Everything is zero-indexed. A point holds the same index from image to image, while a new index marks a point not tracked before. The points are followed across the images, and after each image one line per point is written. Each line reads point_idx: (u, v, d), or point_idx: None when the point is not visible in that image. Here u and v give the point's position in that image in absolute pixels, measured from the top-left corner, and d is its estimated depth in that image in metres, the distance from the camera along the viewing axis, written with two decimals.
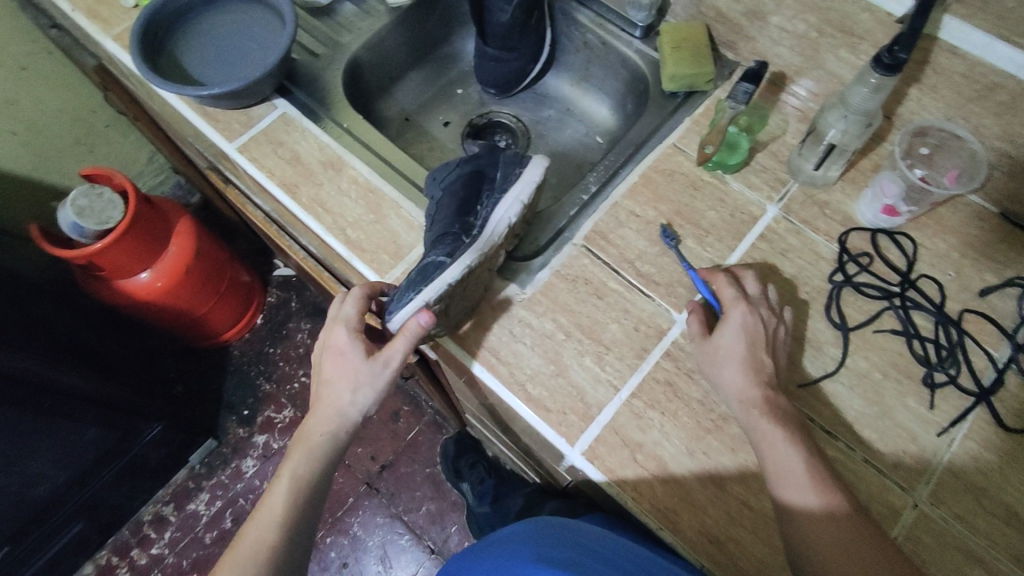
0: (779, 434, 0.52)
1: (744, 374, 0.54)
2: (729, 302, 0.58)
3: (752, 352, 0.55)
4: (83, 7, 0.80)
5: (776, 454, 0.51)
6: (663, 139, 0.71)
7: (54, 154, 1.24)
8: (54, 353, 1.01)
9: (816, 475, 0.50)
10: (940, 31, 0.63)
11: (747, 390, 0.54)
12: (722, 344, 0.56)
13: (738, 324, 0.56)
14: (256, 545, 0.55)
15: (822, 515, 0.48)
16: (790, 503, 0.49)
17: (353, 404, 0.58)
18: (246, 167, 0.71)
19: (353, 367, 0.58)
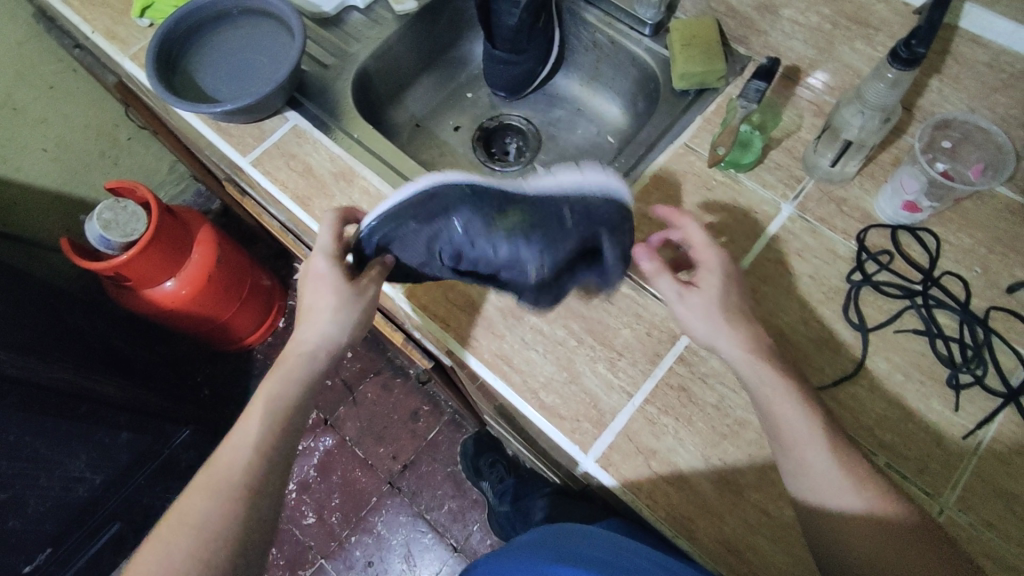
0: (789, 394, 0.51)
1: (739, 325, 0.55)
2: (701, 245, 0.58)
3: (740, 302, 0.57)
4: (100, 28, 0.81)
5: (786, 417, 0.51)
6: (675, 138, 0.70)
7: (81, 168, 1.27)
8: (85, 363, 1.05)
9: (832, 442, 0.50)
10: (961, 21, 0.56)
11: (748, 338, 0.54)
12: (708, 287, 0.56)
13: (718, 262, 0.57)
14: (229, 466, 0.51)
15: (847, 487, 0.48)
16: (807, 469, 0.49)
17: (331, 325, 0.57)
18: (260, 180, 0.72)
19: (321, 283, 0.58)
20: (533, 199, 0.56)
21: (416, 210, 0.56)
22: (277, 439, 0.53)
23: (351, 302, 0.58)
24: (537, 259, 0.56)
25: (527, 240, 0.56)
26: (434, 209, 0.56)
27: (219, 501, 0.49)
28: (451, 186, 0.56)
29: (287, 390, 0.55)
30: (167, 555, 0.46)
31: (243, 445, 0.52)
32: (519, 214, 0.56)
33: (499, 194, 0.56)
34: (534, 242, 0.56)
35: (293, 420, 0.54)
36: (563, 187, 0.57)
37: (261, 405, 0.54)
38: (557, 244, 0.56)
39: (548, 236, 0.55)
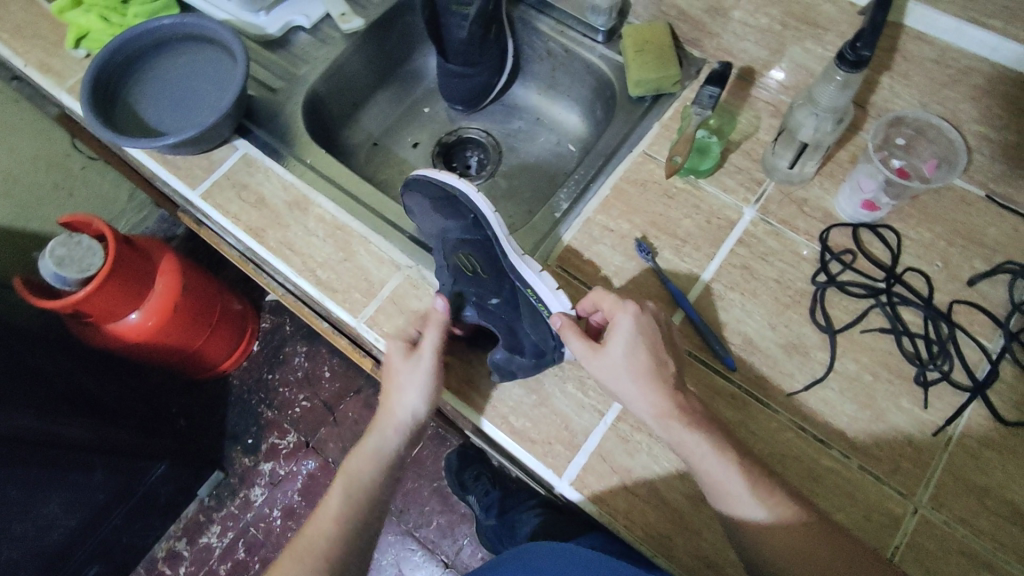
0: (708, 447, 0.51)
1: (650, 387, 0.52)
2: (614, 309, 0.55)
3: (655, 359, 0.53)
4: (34, 62, 0.78)
5: (709, 471, 0.50)
6: (633, 147, 0.69)
7: (33, 203, 1.23)
8: (52, 405, 1.01)
9: (757, 487, 0.50)
10: (906, 19, 0.58)
11: (659, 402, 0.52)
12: (616, 355, 0.53)
13: (630, 329, 0.54)
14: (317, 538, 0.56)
15: (752, 503, 0.49)
16: (734, 514, 0.50)
17: (402, 403, 0.58)
18: (210, 213, 0.69)
19: (408, 367, 0.57)
20: (497, 267, 0.63)
21: (439, 198, 0.66)
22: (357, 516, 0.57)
23: (418, 375, 0.57)
24: (451, 300, 0.60)
25: (460, 281, 0.61)
26: (452, 206, 0.66)
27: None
28: (471, 206, 0.66)
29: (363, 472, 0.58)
30: None
31: (327, 517, 0.57)
32: (477, 265, 0.63)
33: (485, 243, 0.64)
34: (460, 286, 0.61)
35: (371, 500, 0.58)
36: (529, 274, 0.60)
37: (339, 490, 0.58)
38: (471, 303, 0.60)
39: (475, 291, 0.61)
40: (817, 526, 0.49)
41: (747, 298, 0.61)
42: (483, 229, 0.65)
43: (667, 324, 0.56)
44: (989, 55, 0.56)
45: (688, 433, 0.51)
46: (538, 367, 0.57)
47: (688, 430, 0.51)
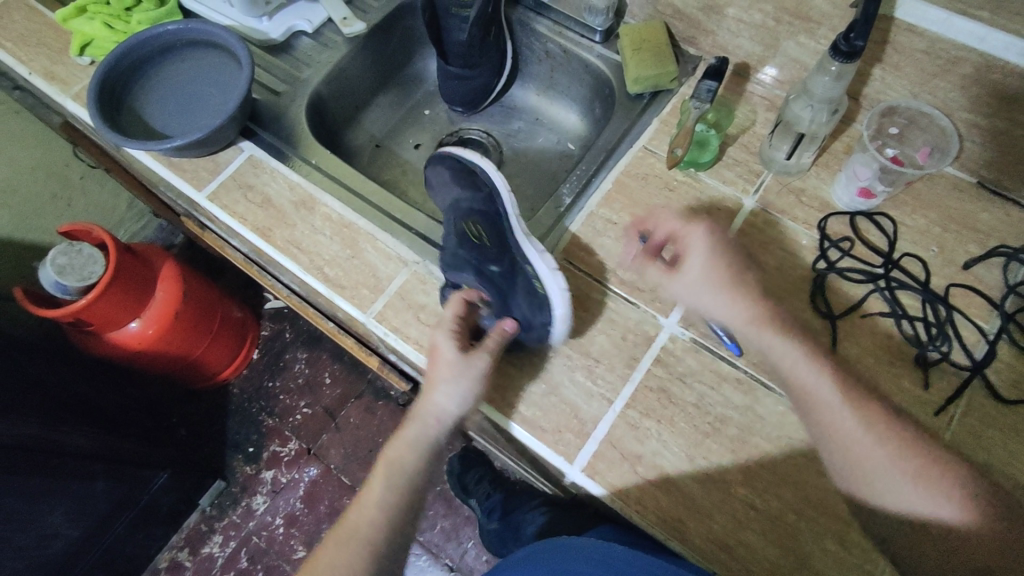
0: (798, 353, 0.53)
1: (733, 298, 0.56)
2: (680, 230, 0.59)
3: (730, 270, 0.57)
4: (39, 69, 0.78)
5: (799, 378, 0.53)
6: (633, 142, 0.71)
7: (32, 213, 1.23)
8: (52, 415, 1.00)
9: (846, 390, 0.52)
10: (896, 11, 0.58)
11: (745, 308, 0.56)
12: (693, 271, 0.58)
13: (702, 245, 0.58)
14: (360, 525, 0.56)
15: (844, 409, 0.51)
16: (823, 418, 0.52)
17: (445, 401, 0.56)
18: (217, 214, 0.70)
19: (459, 368, 0.56)
20: (502, 241, 0.65)
21: (461, 172, 0.71)
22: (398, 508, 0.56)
23: (467, 376, 0.56)
24: (451, 259, 0.62)
25: (463, 243, 0.64)
26: (470, 180, 0.70)
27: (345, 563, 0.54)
28: (487, 182, 0.70)
29: (405, 460, 0.57)
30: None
31: (368, 507, 0.56)
32: (483, 233, 0.66)
33: (495, 218, 0.67)
34: (463, 249, 0.63)
35: (412, 487, 0.57)
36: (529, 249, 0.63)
37: (381, 479, 0.57)
38: (469, 264, 0.62)
39: (475, 256, 0.62)
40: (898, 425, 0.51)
41: (749, 285, 0.62)
42: (495, 205, 0.68)
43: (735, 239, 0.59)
44: (975, 44, 0.56)
45: (779, 342, 0.54)
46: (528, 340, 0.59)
47: (775, 335, 0.54)
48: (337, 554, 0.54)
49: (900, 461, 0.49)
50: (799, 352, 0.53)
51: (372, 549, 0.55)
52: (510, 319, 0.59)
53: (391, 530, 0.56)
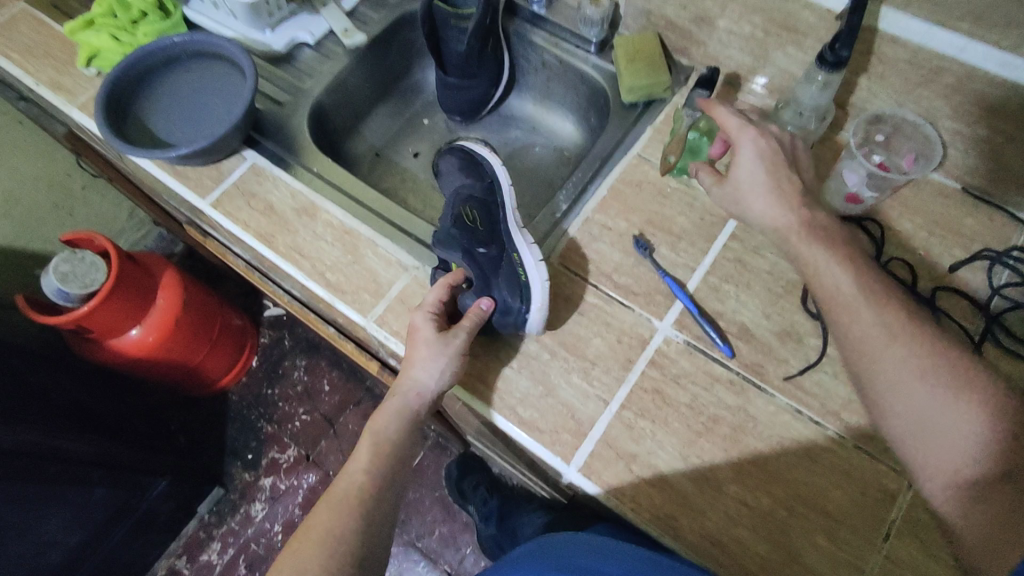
0: (826, 256, 0.53)
1: (775, 202, 0.55)
2: (737, 131, 0.58)
3: (776, 176, 0.56)
4: (46, 80, 0.80)
5: (824, 278, 0.52)
6: (628, 150, 0.72)
7: (35, 222, 1.24)
8: (52, 422, 1.01)
9: (868, 289, 0.51)
10: (879, 23, 0.59)
11: (780, 214, 0.55)
12: (742, 178, 0.57)
13: (753, 151, 0.57)
14: (349, 486, 0.57)
15: (865, 307, 0.50)
16: (842, 322, 0.51)
17: (423, 375, 0.57)
18: (220, 221, 0.71)
19: (436, 345, 0.58)
20: (495, 227, 0.66)
21: (467, 161, 0.73)
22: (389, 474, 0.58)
23: (443, 353, 0.58)
24: (442, 238, 0.63)
25: (456, 224, 0.64)
26: (474, 170, 0.72)
27: (342, 523, 0.54)
28: (491, 173, 0.71)
29: (390, 427, 0.58)
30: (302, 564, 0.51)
31: (356, 469, 0.57)
32: (477, 217, 0.65)
33: (491, 206, 0.68)
34: (455, 229, 0.63)
35: (398, 455, 0.58)
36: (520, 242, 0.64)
37: (367, 444, 0.58)
38: (458, 245, 0.62)
39: (466, 237, 0.63)
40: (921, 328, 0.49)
41: (741, 288, 0.64)
42: (494, 195, 0.69)
43: (790, 146, 0.59)
44: (957, 54, 0.57)
45: (826, 254, 0.53)
46: (502, 325, 0.60)
47: (805, 242, 0.54)
48: (332, 518, 0.54)
49: (945, 394, 0.46)
50: (827, 255, 0.53)
51: (366, 515, 0.55)
52: (485, 299, 0.60)
53: (379, 496, 0.57)
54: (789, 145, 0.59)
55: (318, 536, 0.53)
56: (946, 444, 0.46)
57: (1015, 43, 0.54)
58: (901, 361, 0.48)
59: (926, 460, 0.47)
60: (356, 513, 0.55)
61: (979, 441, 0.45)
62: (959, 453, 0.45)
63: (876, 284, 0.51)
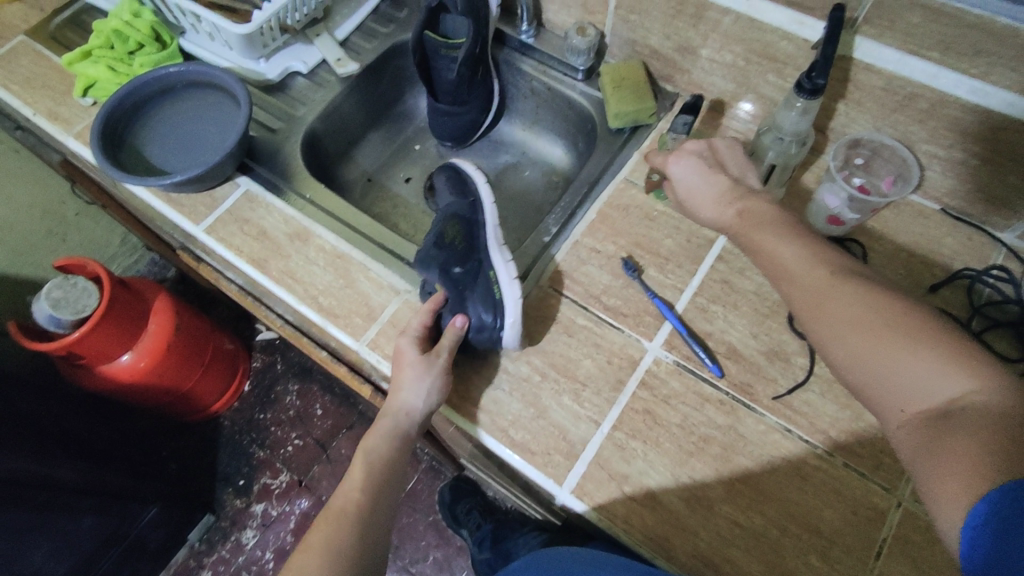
0: (769, 232, 0.53)
1: (715, 207, 0.58)
2: (660, 162, 0.62)
3: (710, 181, 0.58)
4: (43, 110, 0.81)
5: (766, 249, 0.52)
6: (615, 174, 0.74)
7: (28, 249, 1.24)
8: (41, 448, 1.00)
9: (809, 251, 0.51)
10: (854, 52, 0.62)
11: (718, 215, 0.57)
12: (688, 193, 0.60)
13: (681, 173, 0.60)
14: (350, 491, 0.57)
15: (803, 267, 0.50)
16: (787, 288, 0.51)
17: (409, 398, 0.58)
18: (214, 246, 0.72)
19: (421, 367, 0.59)
20: (475, 246, 0.66)
21: (453, 178, 0.74)
22: (385, 483, 0.58)
23: (428, 374, 0.59)
24: (422, 260, 0.64)
25: (437, 245, 0.65)
26: (460, 187, 0.72)
27: (343, 528, 0.54)
28: (475, 190, 0.71)
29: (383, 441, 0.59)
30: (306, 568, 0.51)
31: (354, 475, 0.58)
32: (458, 234, 0.66)
33: (473, 224, 0.68)
34: (433, 249, 0.64)
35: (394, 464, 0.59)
36: (497, 261, 0.64)
37: (364, 452, 0.59)
38: (436, 265, 0.63)
39: (444, 258, 0.64)
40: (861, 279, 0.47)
41: (729, 309, 0.65)
42: (478, 212, 0.69)
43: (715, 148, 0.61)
44: (928, 81, 0.60)
45: (768, 236, 0.52)
46: (478, 341, 0.61)
47: (744, 232, 0.55)
48: (331, 534, 0.54)
49: (883, 332, 0.44)
50: (772, 232, 0.53)
51: (365, 526, 0.55)
52: (461, 316, 0.61)
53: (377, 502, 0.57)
54: (711, 147, 0.61)
55: (317, 551, 0.52)
56: (892, 386, 0.43)
57: (984, 71, 0.56)
58: (837, 312, 0.46)
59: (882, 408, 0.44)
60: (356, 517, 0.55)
61: (921, 375, 0.42)
62: (907, 392, 0.42)
63: (813, 252, 0.50)
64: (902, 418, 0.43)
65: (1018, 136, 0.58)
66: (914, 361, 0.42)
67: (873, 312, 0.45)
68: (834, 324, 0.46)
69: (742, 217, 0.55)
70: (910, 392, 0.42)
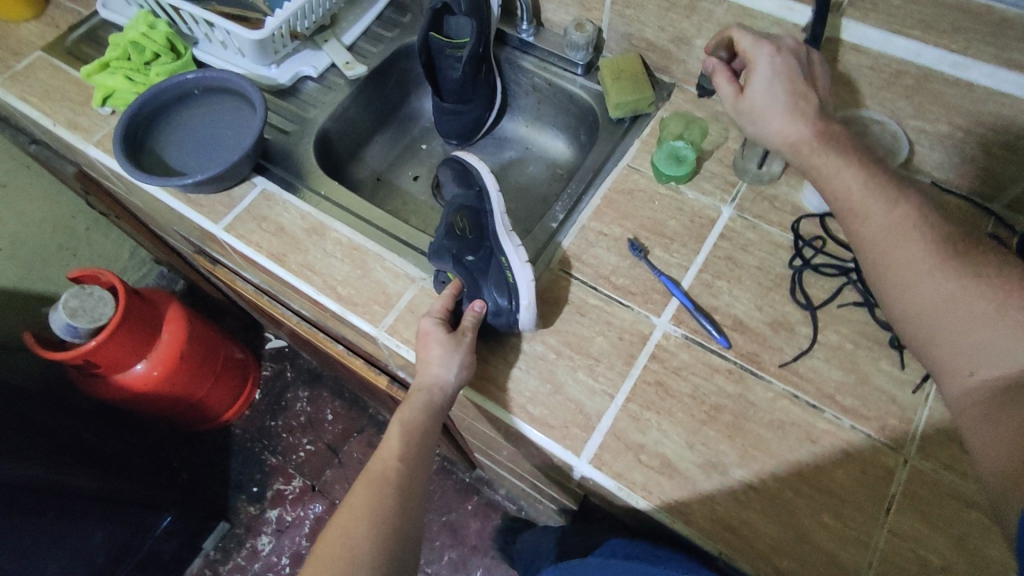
0: (845, 163, 0.55)
1: (789, 117, 0.59)
2: (752, 49, 0.62)
3: (793, 91, 0.59)
4: (63, 120, 0.84)
5: (838, 183, 0.55)
6: (618, 161, 0.77)
7: (40, 264, 1.27)
8: (55, 458, 1.01)
9: (888, 194, 0.53)
10: (842, 34, 0.65)
11: (789, 127, 0.59)
12: (759, 97, 0.61)
13: (767, 68, 0.60)
14: (385, 462, 0.58)
15: (883, 210, 0.53)
16: (863, 226, 0.53)
17: (437, 376, 0.60)
18: (233, 244, 0.74)
19: (447, 345, 0.61)
20: (484, 233, 0.68)
21: (458, 171, 0.76)
22: (416, 459, 0.59)
23: (456, 353, 0.61)
24: (436, 251, 0.67)
25: (448, 235, 0.67)
26: (466, 179, 0.75)
27: (378, 497, 0.56)
28: (479, 181, 0.73)
29: (414, 416, 0.60)
30: (346, 538, 0.53)
31: (392, 444, 0.59)
32: (467, 225, 0.69)
33: (481, 213, 0.70)
34: (446, 240, 0.67)
35: (426, 438, 0.60)
36: (507, 245, 0.66)
37: (397, 429, 0.60)
38: (449, 255, 0.66)
39: (457, 247, 0.66)
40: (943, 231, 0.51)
41: (734, 282, 0.67)
42: (484, 202, 0.72)
43: (808, 58, 0.61)
44: (913, 59, 0.63)
45: (841, 162, 0.55)
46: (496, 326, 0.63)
47: (817, 149, 0.57)
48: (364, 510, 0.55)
49: (960, 291, 0.49)
50: (845, 160, 0.55)
51: (400, 495, 0.57)
52: (478, 302, 0.64)
53: (412, 475, 0.58)
54: (807, 60, 0.61)
55: (356, 520, 0.54)
56: (963, 343, 0.48)
57: (964, 46, 0.59)
58: (911, 263, 0.51)
59: (942, 361, 0.50)
60: (392, 488, 0.56)
61: (990, 336, 0.47)
62: (973, 351, 0.48)
63: (880, 185, 0.53)
64: (963, 373, 0.48)
65: (999, 108, 0.61)
66: (996, 329, 0.47)
67: (953, 269, 0.49)
68: (911, 273, 0.50)
69: (819, 136, 0.57)
70: (987, 358, 0.47)
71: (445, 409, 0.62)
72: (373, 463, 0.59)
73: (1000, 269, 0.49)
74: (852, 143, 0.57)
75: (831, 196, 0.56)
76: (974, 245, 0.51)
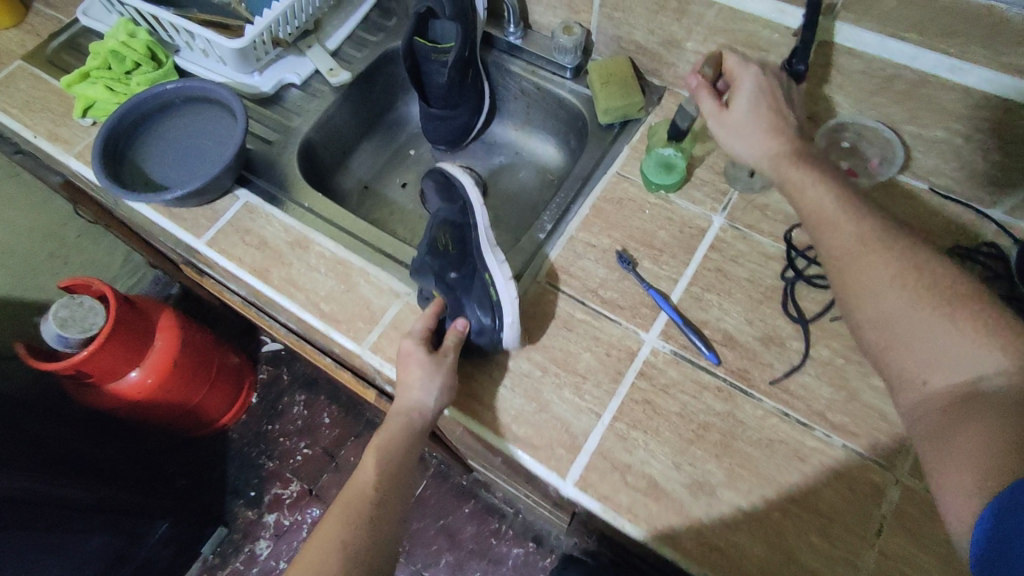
0: (815, 175, 0.54)
1: (766, 134, 0.58)
2: (739, 71, 0.62)
3: (773, 111, 0.59)
4: (43, 132, 0.83)
5: (807, 197, 0.54)
6: (607, 169, 0.75)
7: (31, 273, 1.26)
8: (50, 469, 1.01)
9: (851, 207, 0.52)
10: (835, 37, 0.62)
11: (768, 143, 0.57)
12: (740, 114, 0.60)
13: (751, 85, 0.60)
14: (363, 485, 0.57)
15: (848, 222, 0.51)
16: (829, 239, 0.52)
17: (417, 398, 0.59)
18: (216, 258, 0.73)
19: (428, 366, 0.60)
20: (467, 248, 0.67)
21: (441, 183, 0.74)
22: (397, 480, 0.58)
23: (437, 374, 0.60)
24: (419, 269, 0.66)
25: (431, 253, 0.66)
26: (448, 192, 0.73)
27: (355, 522, 0.55)
28: (463, 196, 0.72)
29: (394, 437, 0.59)
30: (323, 563, 0.52)
31: (370, 467, 0.58)
32: (450, 241, 0.68)
33: (464, 227, 0.69)
34: (429, 258, 0.66)
35: (405, 458, 0.59)
36: (490, 260, 0.65)
37: (376, 450, 0.59)
38: (432, 274, 0.65)
39: (439, 265, 0.65)
40: (907, 244, 0.50)
41: (724, 295, 0.66)
42: (467, 215, 0.70)
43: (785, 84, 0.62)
44: (909, 62, 0.60)
45: (814, 175, 0.54)
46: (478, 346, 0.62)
47: (791, 164, 0.55)
48: (343, 534, 0.54)
49: (923, 304, 0.46)
50: (813, 174, 0.54)
51: (380, 519, 0.56)
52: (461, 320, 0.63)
53: (390, 497, 0.57)
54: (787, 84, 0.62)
55: (333, 546, 0.53)
56: (925, 357, 0.46)
57: (960, 50, 0.57)
58: (874, 276, 0.49)
59: (906, 378, 0.47)
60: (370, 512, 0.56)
61: (954, 350, 0.45)
62: (937, 365, 0.46)
63: (845, 198, 0.52)
64: (923, 388, 0.46)
65: (997, 113, 0.59)
66: (953, 340, 0.45)
67: (915, 282, 0.47)
68: (875, 285, 0.48)
69: (791, 152, 0.56)
70: (942, 369, 0.46)
71: (425, 430, 0.60)
72: (351, 485, 0.58)
73: (965, 283, 0.47)
74: (820, 160, 0.56)
75: (801, 210, 0.54)
76: (938, 255, 0.49)
